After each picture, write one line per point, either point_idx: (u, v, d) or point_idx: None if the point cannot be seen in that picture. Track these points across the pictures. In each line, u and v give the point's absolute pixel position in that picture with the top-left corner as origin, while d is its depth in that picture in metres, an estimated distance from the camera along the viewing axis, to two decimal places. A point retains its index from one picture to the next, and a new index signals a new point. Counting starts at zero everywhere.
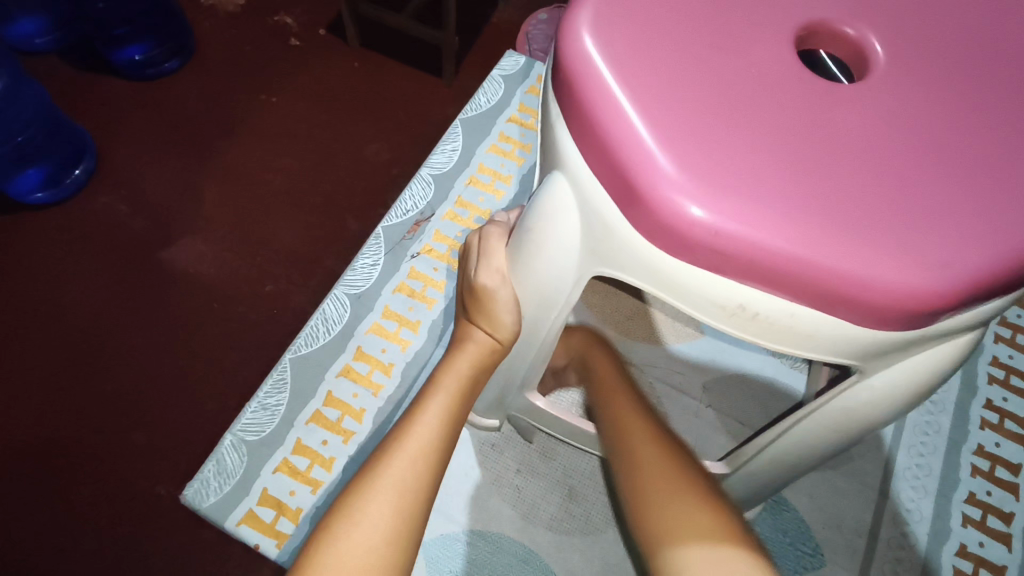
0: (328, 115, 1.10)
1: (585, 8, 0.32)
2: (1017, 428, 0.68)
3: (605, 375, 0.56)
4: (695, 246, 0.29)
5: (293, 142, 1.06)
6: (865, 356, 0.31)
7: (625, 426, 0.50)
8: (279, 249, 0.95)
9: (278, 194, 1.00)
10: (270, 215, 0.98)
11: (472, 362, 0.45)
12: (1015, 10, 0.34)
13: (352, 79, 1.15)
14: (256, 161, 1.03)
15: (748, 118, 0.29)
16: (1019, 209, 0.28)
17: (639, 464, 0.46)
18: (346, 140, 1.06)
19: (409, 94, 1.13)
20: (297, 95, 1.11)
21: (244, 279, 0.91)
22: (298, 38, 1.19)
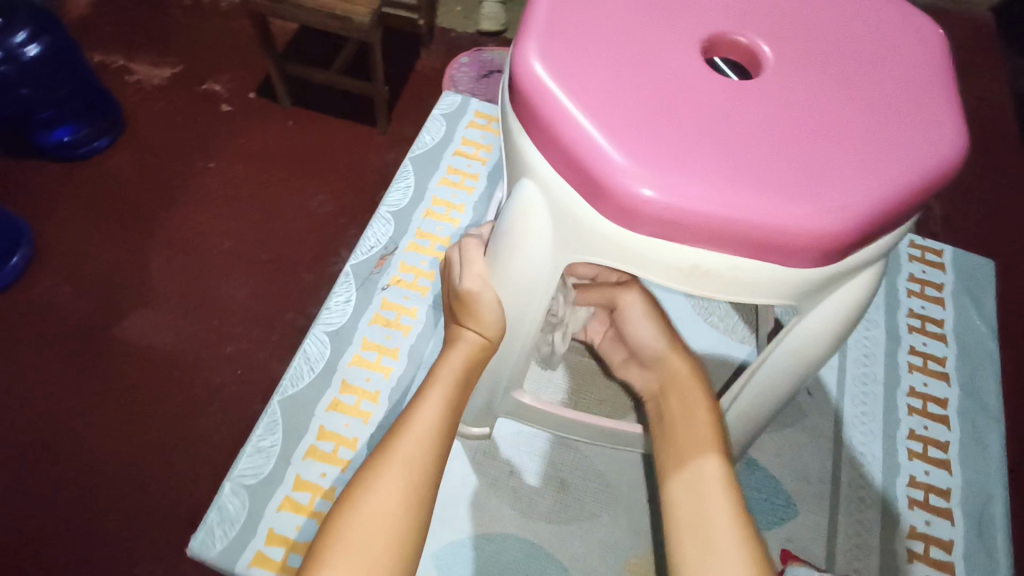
0: (269, 173, 1.14)
1: (530, 40, 0.38)
2: (939, 368, 0.77)
3: (680, 365, 0.58)
4: (649, 220, 0.35)
5: (238, 202, 1.10)
6: (798, 295, 0.38)
7: (686, 412, 0.52)
8: (238, 306, 0.98)
9: (229, 254, 1.03)
10: (223, 276, 1.00)
11: (463, 358, 0.49)
12: (867, 10, 0.43)
13: (287, 136, 1.21)
14: (202, 227, 1.06)
15: (676, 113, 0.36)
16: (895, 159, 0.36)
17: (682, 444, 0.50)
18: (291, 195, 1.11)
19: (346, 145, 1.20)
20: (235, 158, 1.16)
21: (204, 342, 0.93)
22: (229, 103, 1.25)
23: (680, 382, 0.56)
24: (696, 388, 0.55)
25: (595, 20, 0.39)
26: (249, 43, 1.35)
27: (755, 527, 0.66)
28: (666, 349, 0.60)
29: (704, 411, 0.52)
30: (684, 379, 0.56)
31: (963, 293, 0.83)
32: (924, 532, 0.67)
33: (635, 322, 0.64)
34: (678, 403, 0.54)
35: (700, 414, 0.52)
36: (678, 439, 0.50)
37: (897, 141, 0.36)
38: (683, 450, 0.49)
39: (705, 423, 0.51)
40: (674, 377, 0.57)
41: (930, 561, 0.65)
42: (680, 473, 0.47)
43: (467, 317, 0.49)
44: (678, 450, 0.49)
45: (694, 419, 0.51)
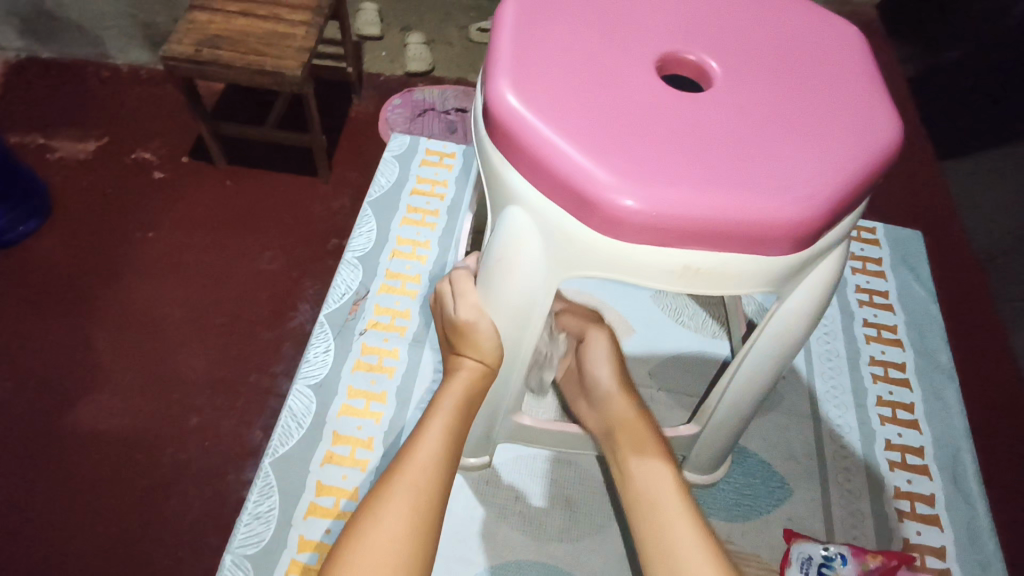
0: (213, 237, 1.15)
1: (498, 75, 0.40)
2: (892, 335, 0.83)
3: (626, 414, 0.56)
4: (635, 228, 0.37)
5: (183, 270, 1.10)
6: (777, 281, 0.41)
7: (633, 447, 0.53)
8: (197, 375, 0.98)
9: (181, 323, 1.03)
10: (178, 346, 1.00)
11: (465, 388, 0.50)
12: (793, 19, 0.47)
13: (228, 197, 1.21)
14: (149, 300, 1.06)
15: (644, 127, 0.39)
16: (842, 149, 0.39)
17: (636, 479, 0.50)
18: (240, 257, 1.12)
19: (290, 199, 1.22)
20: (174, 226, 1.16)
21: (167, 415, 0.93)
22: (162, 170, 1.24)
23: (623, 421, 0.56)
24: (650, 440, 0.53)
25: (557, 51, 0.42)
26: (174, 107, 1.34)
27: (755, 513, 0.68)
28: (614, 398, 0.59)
29: (651, 444, 0.52)
30: (625, 418, 0.56)
31: (900, 263, 0.90)
32: (908, 490, 0.71)
33: (593, 362, 0.63)
34: (624, 438, 0.54)
35: (651, 444, 0.52)
36: (631, 475, 0.51)
37: (841, 133, 0.40)
38: (637, 485, 0.50)
39: (655, 455, 0.51)
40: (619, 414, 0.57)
41: (917, 517, 0.69)
42: (641, 511, 0.48)
43: (466, 345, 0.50)
44: (634, 489, 0.50)
45: (650, 469, 0.50)
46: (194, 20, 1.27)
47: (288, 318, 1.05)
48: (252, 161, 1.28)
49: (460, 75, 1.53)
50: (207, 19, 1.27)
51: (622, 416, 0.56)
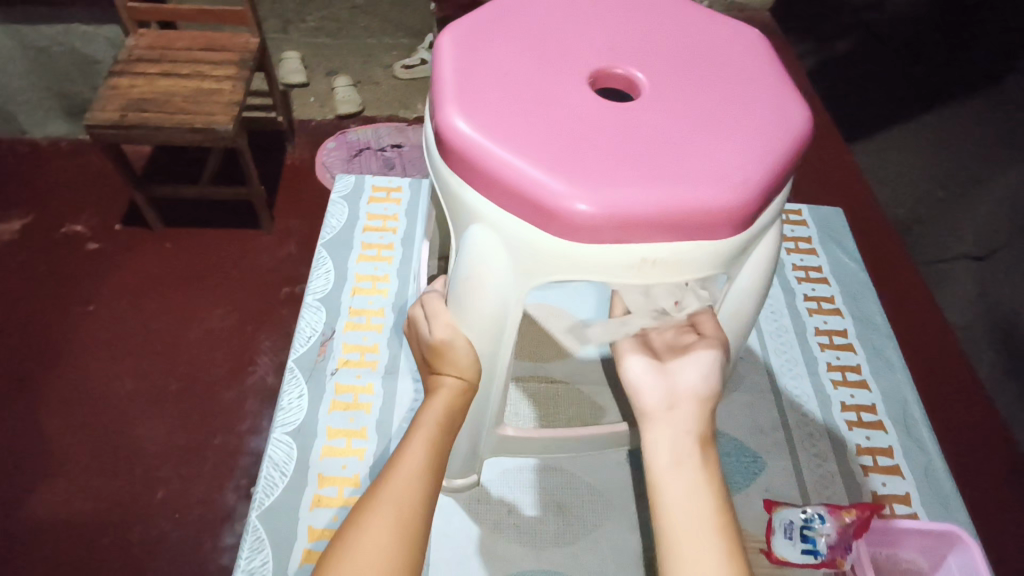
0: (157, 303, 1.13)
1: (446, 107, 0.43)
2: (831, 305, 0.89)
3: (697, 416, 0.47)
4: (592, 230, 0.41)
5: (130, 341, 1.08)
6: (726, 263, 0.45)
7: (693, 461, 0.45)
8: (158, 446, 0.96)
9: (135, 395, 1.01)
10: (135, 419, 0.98)
11: (446, 402, 0.50)
12: (703, 27, 0.52)
13: (169, 260, 1.19)
14: (98, 376, 1.03)
15: (586, 137, 0.42)
16: (763, 138, 0.44)
17: (682, 472, 0.44)
18: (190, 320, 1.10)
19: (235, 254, 1.21)
20: (115, 296, 1.13)
21: (131, 493, 0.91)
22: (95, 240, 1.21)
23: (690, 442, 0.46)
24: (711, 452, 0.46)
25: (499, 78, 0.45)
26: (100, 176, 1.31)
27: (734, 489, 0.72)
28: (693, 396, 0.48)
29: (711, 481, 0.43)
30: (698, 425, 0.47)
31: (828, 239, 0.97)
32: (868, 446, 0.76)
33: (694, 357, 0.50)
34: (686, 451, 0.45)
35: (708, 449, 0.46)
36: (678, 494, 0.43)
37: (760, 124, 0.45)
38: (685, 529, 0.41)
39: (708, 484, 0.43)
40: (693, 430, 0.46)
41: (880, 469, 0.74)
42: (684, 558, 0.40)
43: (439, 360, 0.51)
44: (679, 507, 0.42)
45: (702, 477, 0.44)
46: (115, 86, 1.25)
47: (247, 375, 1.04)
48: (191, 220, 1.26)
49: (391, 113, 1.56)
50: (128, 83, 1.26)
51: (691, 415, 0.47)
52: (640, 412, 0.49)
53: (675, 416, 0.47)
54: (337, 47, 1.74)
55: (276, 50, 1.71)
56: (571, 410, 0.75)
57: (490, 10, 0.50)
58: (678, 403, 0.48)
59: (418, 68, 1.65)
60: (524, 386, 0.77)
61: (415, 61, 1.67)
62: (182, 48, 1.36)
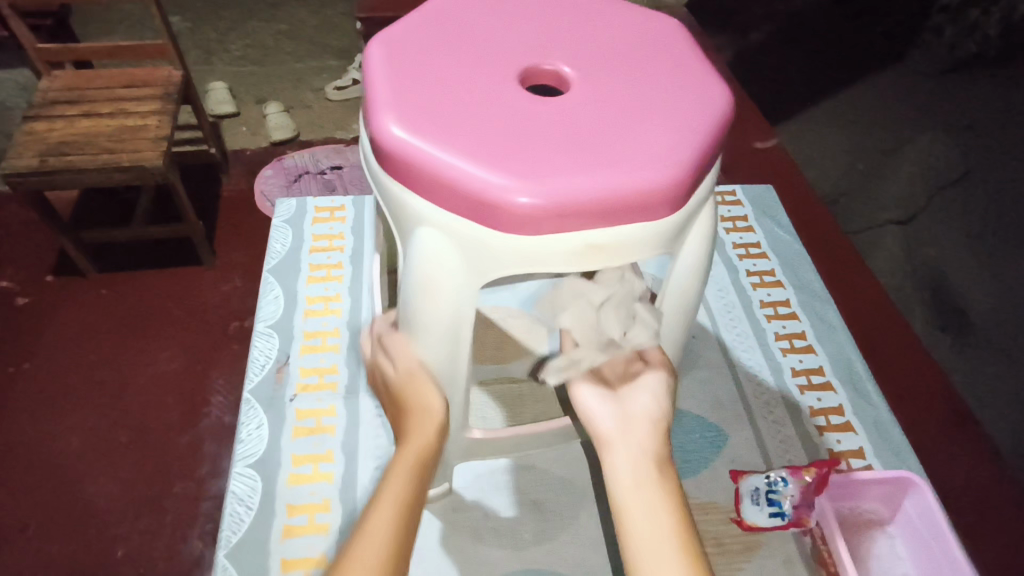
0: (98, 352, 1.09)
1: (383, 114, 0.43)
2: (772, 278, 0.93)
3: (650, 438, 0.50)
4: (538, 221, 0.42)
5: (70, 395, 1.03)
6: (667, 242, 0.47)
7: (650, 483, 0.46)
8: (111, 502, 0.92)
9: (81, 452, 0.96)
10: (83, 478, 0.94)
11: (428, 433, 0.47)
12: (625, 17, 0.54)
13: (106, 306, 1.15)
14: (37, 438, 0.98)
15: (523, 133, 0.43)
16: (690, 118, 0.46)
17: (640, 493, 0.46)
18: (136, 365, 1.07)
19: (177, 293, 1.18)
20: (51, 351, 1.08)
21: (86, 557, 0.87)
22: (25, 294, 1.17)
23: (645, 465, 0.48)
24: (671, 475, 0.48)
25: (433, 80, 0.46)
26: (22, 228, 1.26)
27: (701, 465, 0.74)
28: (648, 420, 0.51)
29: (669, 499, 0.46)
30: (654, 446, 0.49)
31: (762, 215, 1.02)
32: (820, 407, 0.80)
33: (644, 384, 0.53)
34: (645, 470, 0.47)
35: (664, 468, 0.48)
36: (642, 513, 0.45)
37: (687, 105, 0.47)
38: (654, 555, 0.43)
39: (668, 503, 0.46)
40: (648, 447, 0.49)
41: (834, 428, 0.78)
42: None
43: (417, 378, 0.50)
44: (643, 528, 0.44)
45: (667, 503, 0.46)
46: (31, 132, 1.21)
47: (201, 417, 1.01)
48: (127, 263, 1.23)
49: (326, 136, 1.55)
50: (45, 127, 1.22)
51: (644, 438, 0.50)
52: (597, 436, 0.51)
53: (631, 439, 0.49)
54: (263, 74, 1.71)
55: (200, 82, 1.67)
56: (538, 407, 0.76)
57: (419, 15, 0.51)
58: (633, 429, 0.50)
59: (350, 89, 1.64)
60: (490, 389, 0.78)
61: (347, 82, 1.66)
62: (99, 87, 1.32)
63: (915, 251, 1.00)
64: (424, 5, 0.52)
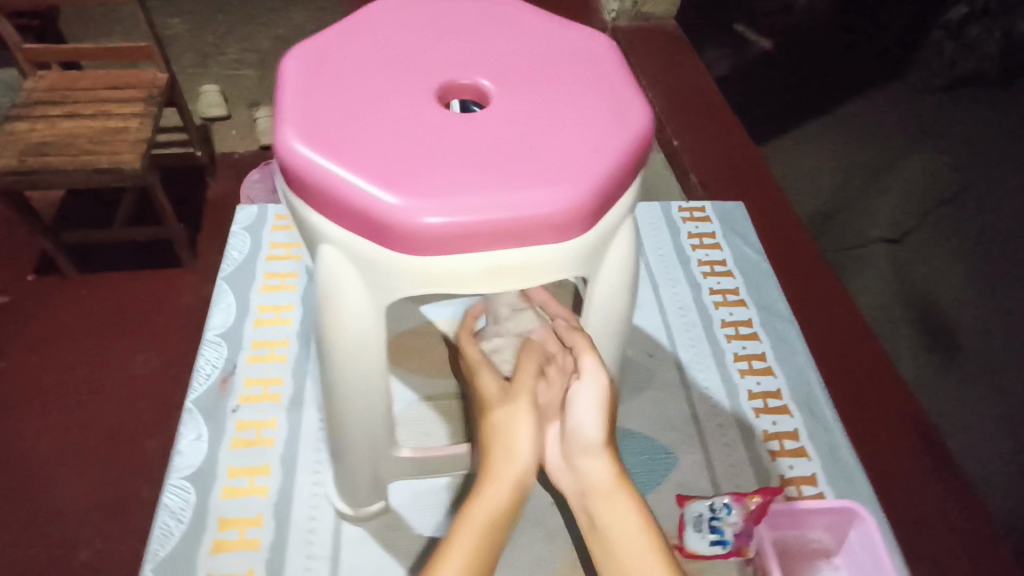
0: (76, 353, 1.19)
1: (286, 128, 0.43)
2: (736, 297, 0.92)
3: (602, 463, 0.50)
4: (435, 242, 0.40)
5: (49, 394, 1.14)
6: (580, 264, 0.46)
7: (613, 512, 0.48)
8: (80, 504, 1.01)
9: (52, 454, 1.06)
10: (56, 477, 1.03)
11: (521, 478, 0.50)
12: (559, 29, 0.52)
13: (84, 307, 1.26)
14: (14, 442, 1.07)
15: (428, 150, 0.42)
16: (606, 137, 0.44)
17: (609, 528, 0.48)
18: (112, 367, 1.17)
19: (153, 300, 1.28)
20: (29, 353, 1.19)
21: (53, 554, 0.95)
22: (6, 294, 1.27)
23: (612, 493, 0.49)
24: (628, 494, 0.49)
25: (342, 94, 0.45)
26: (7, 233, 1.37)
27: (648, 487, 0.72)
28: (597, 446, 0.51)
29: (638, 520, 0.48)
30: (604, 472, 0.50)
31: (730, 233, 1.00)
32: (775, 431, 0.78)
33: (581, 402, 0.53)
34: (607, 497, 0.49)
35: (621, 493, 0.49)
36: (616, 547, 0.47)
37: (606, 123, 0.45)
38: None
39: (634, 522, 0.48)
40: (601, 474, 0.50)
41: (787, 453, 0.76)
42: None
43: (513, 449, 0.51)
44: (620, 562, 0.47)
45: (632, 527, 0.48)
46: (13, 132, 1.21)
47: (170, 422, 1.12)
48: (107, 264, 1.34)
49: None
50: (27, 128, 1.22)
51: (596, 465, 0.50)
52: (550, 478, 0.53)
53: (585, 471, 0.51)
54: None
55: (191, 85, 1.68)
56: None
57: (342, 28, 0.50)
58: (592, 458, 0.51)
59: None
60: (435, 404, 0.76)
61: None
62: (85, 88, 1.32)
63: (904, 272, 1.12)
64: (350, 15, 0.51)
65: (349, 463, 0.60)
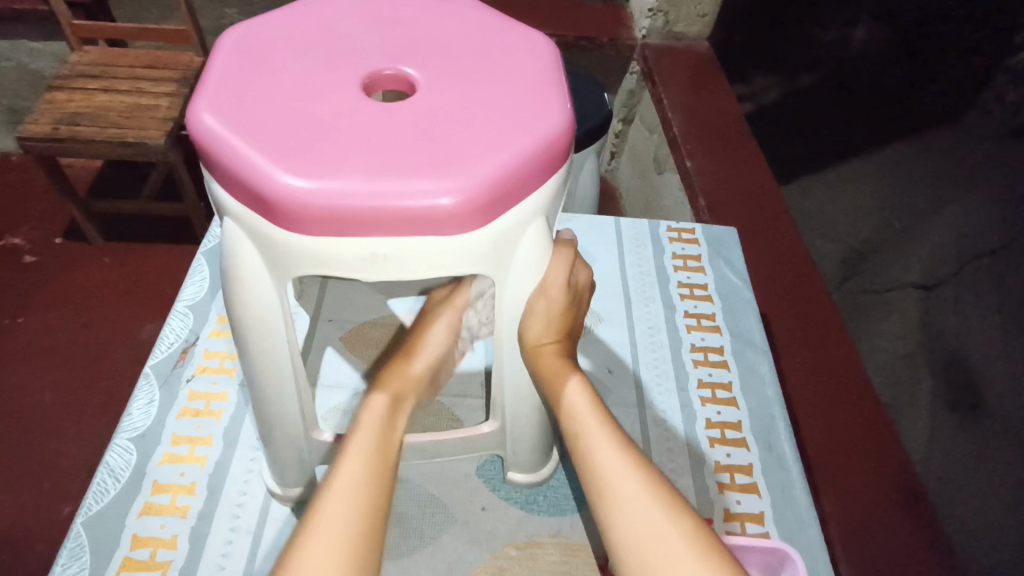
0: (87, 315, 1.25)
1: (201, 101, 0.44)
2: (711, 323, 0.89)
3: (564, 378, 0.53)
4: (316, 222, 0.41)
5: (56, 352, 1.20)
6: (476, 260, 0.45)
7: (582, 414, 0.52)
8: (70, 458, 1.07)
9: (52, 408, 1.12)
10: (52, 430, 1.09)
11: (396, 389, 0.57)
12: (501, 31, 0.52)
13: (101, 273, 1.32)
14: (22, 392, 1.14)
15: (325, 132, 0.43)
16: (510, 138, 0.44)
17: (578, 428, 0.51)
18: (118, 332, 1.23)
19: (164, 273, 1.33)
20: (45, 310, 1.25)
21: (41, 502, 1.02)
22: (33, 253, 1.34)
23: (580, 403, 0.52)
24: (584, 398, 0.53)
25: (263, 75, 0.46)
26: (42, 196, 1.44)
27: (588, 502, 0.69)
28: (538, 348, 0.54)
29: (605, 422, 0.51)
30: (567, 381, 0.54)
31: (717, 257, 0.97)
32: (727, 463, 0.75)
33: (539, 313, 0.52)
34: (576, 405, 0.52)
35: (581, 398, 0.53)
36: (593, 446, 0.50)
37: (515, 123, 0.45)
38: (613, 486, 0.47)
39: (600, 424, 0.51)
40: (570, 386, 0.53)
41: (737, 487, 0.73)
42: (611, 507, 0.47)
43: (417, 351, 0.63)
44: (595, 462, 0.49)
45: (598, 428, 0.51)
46: (53, 100, 1.28)
47: None
48: (128, 234, 1.40)
49: None
50: (65, 97, 1.28)
51: (552, 373, 0.54)
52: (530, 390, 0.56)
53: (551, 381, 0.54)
54: None
55: None
56: (427, 422, 0.74)
57: (289, 14, 0.51)
58: (558, 376, 0.53)
59: None
60: None
61: None
62: (125, 65, 1.38)
63: None
64: (298, 3, 0.53)
65: (271, 443, 0.61)
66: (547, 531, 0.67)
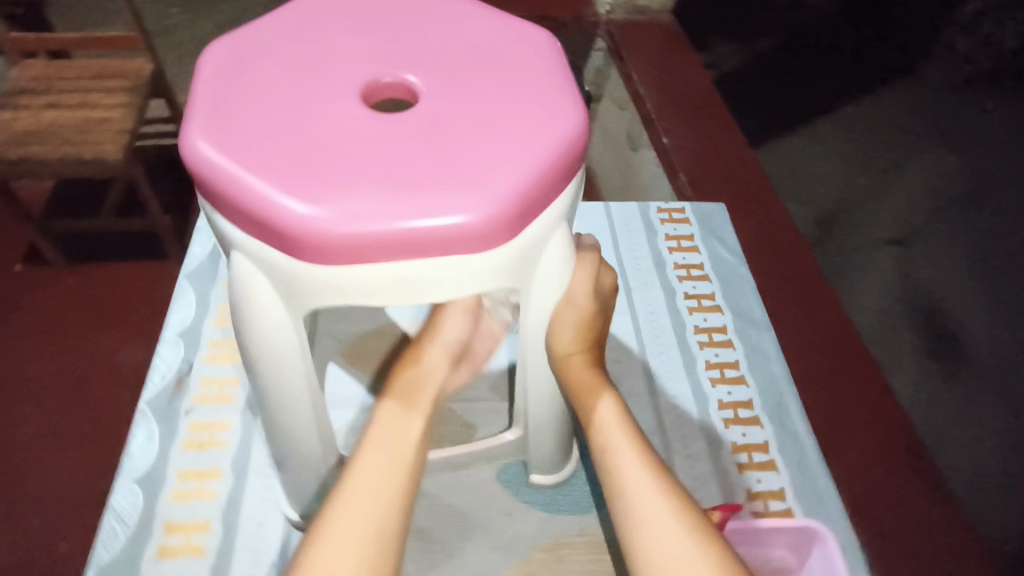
0: (59, 342, 1.19)
1: (194, 127, 0.41)
2: (711, 303, 0.89)
3: (591, 388, 0.53)
4: (336, 251, 0.39)
5: (31, 383, 1.13)
6: (502, 276, 0.43)
7: (610, 428, 0.51)
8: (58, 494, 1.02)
9: (34, 442, 1.06)
10: (35, 467, 1.04)
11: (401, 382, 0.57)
12: (499, 28, 0.49)
13: (68, 296, 1.25)
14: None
15: (333, 151, 0.40)
16: (527, 144, 0.42)
17: (606, 441, 0.51)
18: (94, 356, 1.17)
19: (135, 291, 1.26)
20: (12, 341, 1.18)
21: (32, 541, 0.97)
22: None
23: (608, 419, 0.52)
24: (613, 412, 0.52)
25: (255, 94, 0.43)
26: None
27: None
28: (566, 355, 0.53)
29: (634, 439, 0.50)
30: (594, 393, 0.53)
31: (710, 236, 0.97)
32: (744, 443, 0.75)
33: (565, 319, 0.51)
34: (604, 418, 0.52)
35: (610, 413, 0.52)
36: (620, 459, 0.49)
37: (530, 128, 0.43)
38: (641, 506, 0.46)
39: (628, 440, 0.50)
40: (601, 397, 0.52)
41: (755, 466, 0.74)
42: (636, 528, 0.46)
43: (428, 342, 0.62)
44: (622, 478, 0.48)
45: (625, 443, 0.50)
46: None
47: None
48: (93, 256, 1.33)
49: None
50: (10, 116, 1.20)
51: (582, 382, 0.53)
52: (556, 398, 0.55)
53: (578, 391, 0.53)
54: None
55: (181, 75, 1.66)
56: (440, 432, 0.72)
57: (273, 24, 0.48)
58: (586, 388, 0.53)
59: None
60: None
61: None
62: (70, 76, 1.30)
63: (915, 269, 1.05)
64: (279, 11, 0.49)
65: (290, 473, 0.59)
66: (572, 530, 0.67)
